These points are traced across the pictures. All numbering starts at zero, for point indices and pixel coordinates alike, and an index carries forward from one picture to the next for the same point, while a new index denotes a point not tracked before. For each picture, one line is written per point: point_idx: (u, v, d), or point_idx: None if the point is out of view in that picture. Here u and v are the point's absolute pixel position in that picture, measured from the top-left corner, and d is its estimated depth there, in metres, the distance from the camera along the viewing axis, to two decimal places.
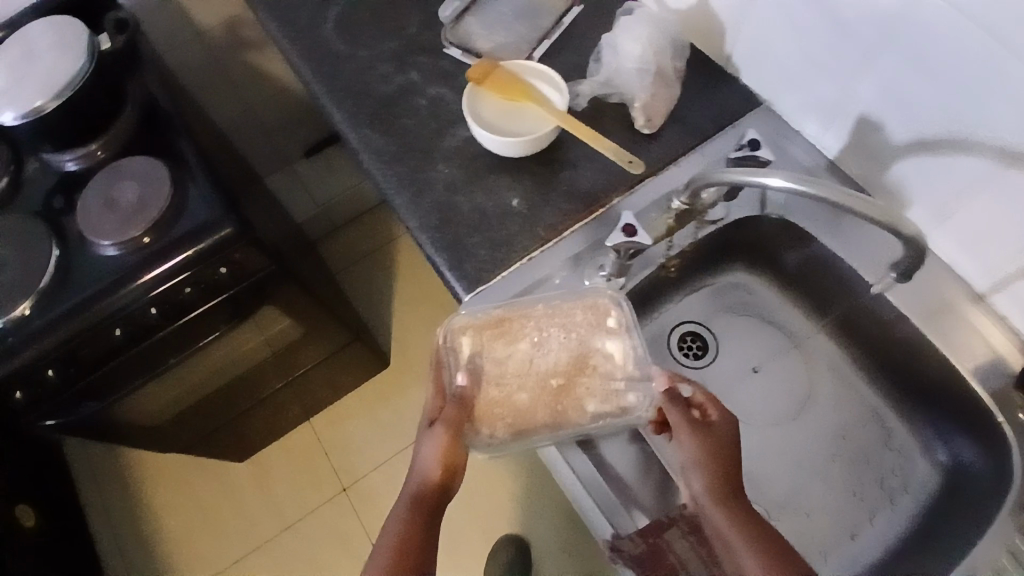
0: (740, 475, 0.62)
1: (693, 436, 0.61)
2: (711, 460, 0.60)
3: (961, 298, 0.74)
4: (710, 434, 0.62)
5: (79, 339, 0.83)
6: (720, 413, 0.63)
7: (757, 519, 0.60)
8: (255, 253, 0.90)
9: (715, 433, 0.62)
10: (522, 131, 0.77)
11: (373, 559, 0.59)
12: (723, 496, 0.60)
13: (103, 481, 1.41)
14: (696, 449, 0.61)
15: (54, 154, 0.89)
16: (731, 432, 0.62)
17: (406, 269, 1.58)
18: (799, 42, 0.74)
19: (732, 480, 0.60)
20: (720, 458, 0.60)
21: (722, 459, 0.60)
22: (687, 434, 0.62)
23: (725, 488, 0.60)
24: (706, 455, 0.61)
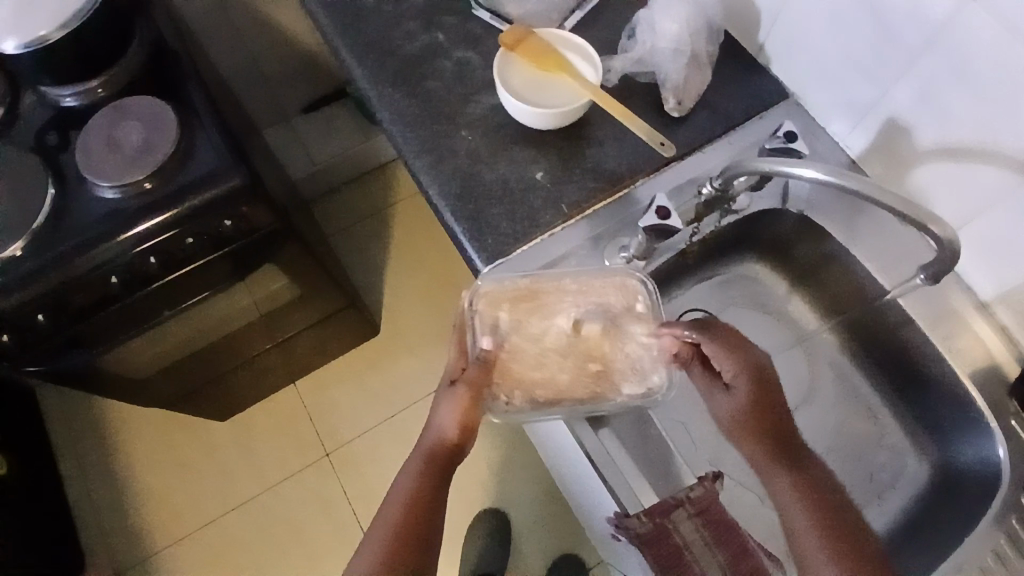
0: (774, 419, 0.63)
1: (716, 392, 0.64)
2: (740, 410, 0.63)
3: (964, 304, 0.75)
4: (730, 386, 0.63)
5: (74, 285, 0.80)
6: (733, 361, 0.63)
7: (794, 465, 0.62)
8: (261, 208, 0.87)
9: (733, 385, 0.63)
10: (551, 104, 0.76)
11: (385, 509, 0.61)
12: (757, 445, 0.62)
13: (78, 430, 1.38)
14: (723, 402, 0.64)
15: (53, 89, 0.85)
16: (749, 380, 0.62)
17: (401, 236, 1.55)
18: (838, 38, 0.73)
19: (760, 431, 0.62)
20: (746, 408, 0.62)
21: (750, 410, 0.62)
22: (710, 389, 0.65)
23: (758, 438, 0.62)
24: (733, 407, 0.63)
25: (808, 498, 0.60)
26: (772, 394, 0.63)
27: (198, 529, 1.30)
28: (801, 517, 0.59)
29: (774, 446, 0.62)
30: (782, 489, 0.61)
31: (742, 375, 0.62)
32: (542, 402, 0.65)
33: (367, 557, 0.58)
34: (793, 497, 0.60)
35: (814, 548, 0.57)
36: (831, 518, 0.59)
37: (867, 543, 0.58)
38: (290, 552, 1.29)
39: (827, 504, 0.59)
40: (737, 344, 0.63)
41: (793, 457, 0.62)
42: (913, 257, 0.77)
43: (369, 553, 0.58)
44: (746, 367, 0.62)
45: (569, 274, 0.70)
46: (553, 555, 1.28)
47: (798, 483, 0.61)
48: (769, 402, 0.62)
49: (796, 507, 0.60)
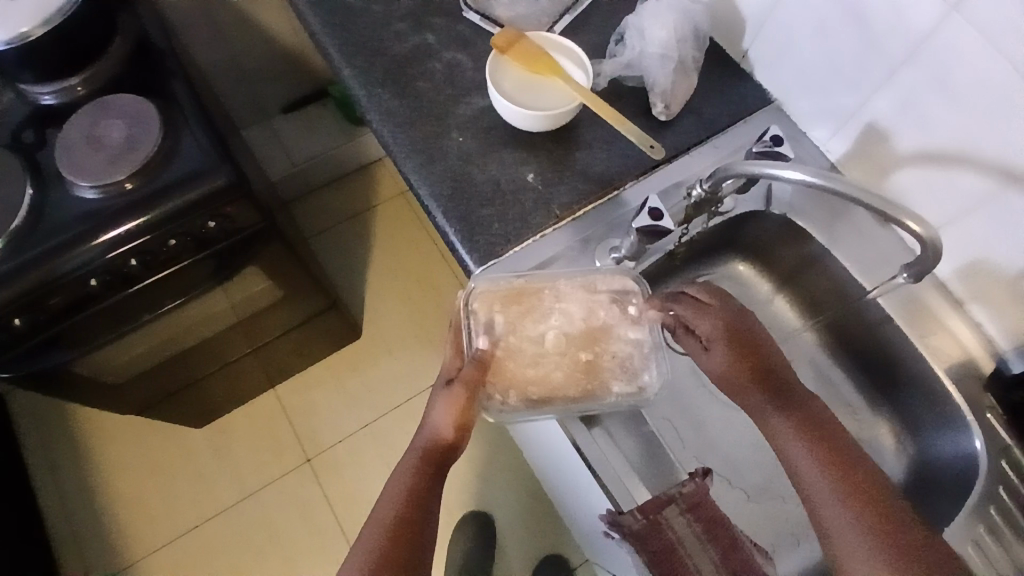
0: (757, 371, 0.65)
1: (700, 353, 0.67)
2: (727, 364, 0.65)
3: (940, 303, 0.78)
4: (711, 344, 0.66)
5: (52, 287, 0.77)
6: (708, 323, 0.66)
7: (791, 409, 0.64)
8: (247, 208, 0.86)
9: (711, 342, 0.66)
10: (542, 106, 0.77)
11: (378, 509, 0.61)
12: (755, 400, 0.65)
13: (48, 437, 1.34)
14: (708, 359, 0.66)
15: (31, 85, 0.83)
16: (725, 337, 0.65)
17: (383, 238, 1.54)
18: (821, 47, 0.76)
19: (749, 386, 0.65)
20: (731, 360, 0.65)
21: (734, 363, 0.64)
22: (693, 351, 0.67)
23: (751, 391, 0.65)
24: (719, 364, 0.65)
25: (805, 436, 0.62)
26: (752, 342, 0.66)
27: (175, 538, 1.27)
28: (802, 454, 0.61)
29: (764, 391, 0.65)
30: (780, 431, 0.63)
31: (718, 332, 0.65)
32: (536, 399, 0.66)
33: (359, 557, 0.57)
34: (791, 437, 0.62)
35: (819, 482, 0.60)
36: (830, 450, 0.61)
37: (866, 467, 0.60)
38: (271, 558, 1.26)
39: (823, 437, 0.62)
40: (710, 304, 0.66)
41: (783, 397, 0.65)
42: (891, 258, 0.80)
43: (362, 553, 0.57)
44: (718, 322, 0.65)
45: (560, 275, 0.71)
46: (538, 557, 1.28)
47: (794, 422, 0.63)
48: (750, 350, 0.65)
49: (796, 446, 0.62)
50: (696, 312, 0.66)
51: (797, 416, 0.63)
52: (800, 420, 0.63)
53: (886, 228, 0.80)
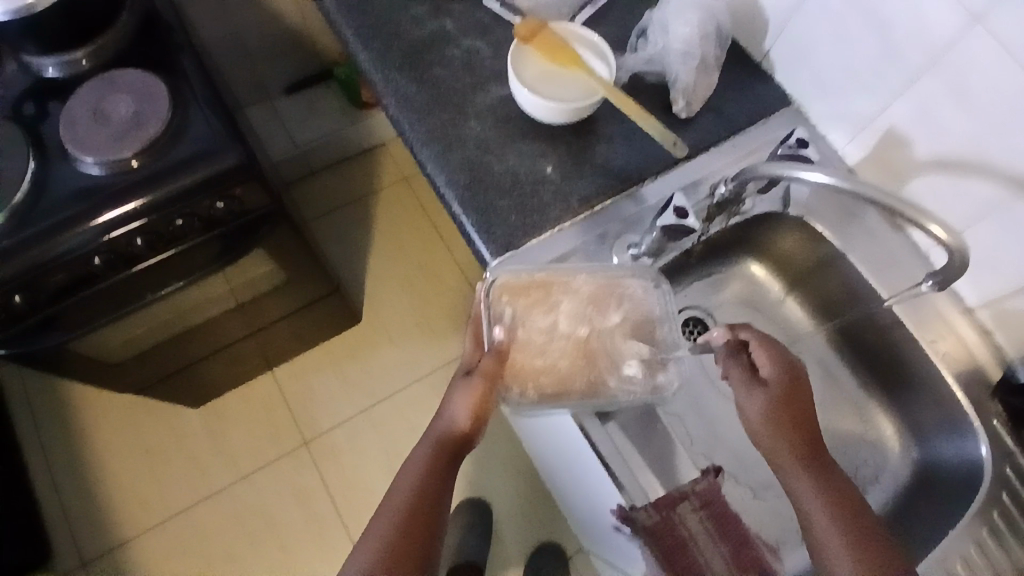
0: (808, 426, 0.63)
1: (752, 390, 0.65)
2: (774, 411, 0.63)
3: (950, 308, 0.78)
4: (767, 386, 0.65)
5: (54, 265, 0.75)
6: (769, 363, 0.65)
7: (826, 471, 0.62)
8: (256, 189, 0.84)
9: (769, 386, 0.65)
10: (564, 98, 0.76)
11: (389, 499, 0.60)
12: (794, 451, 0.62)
13: (40, 416, 1.32)
14: (757, 403, 0.64)
15: (35, 57, 0.80)
16: (784, 380, 0.64)
17: (385, 223, 1.52)
18: (842, 50, 0.75)
19: (793, 436, 0.62)
20: (780, 408, 0.63)
21: (785, 412, 0.63)
22: (744, 389, 0.66)
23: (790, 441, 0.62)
24: (766, 409, 0.64)
25: (833, 507, 0.59)
26: (804, 398, 0.64)
27: (168, 520, 1.26)
28: (826, 524, 0.58)
29: (801, 449, 0.62)
30: (807, 495, 0.60)
31: (777, 374, 0.65)
32: (551, 394, 0.65)
33: (372, 545, 0.56)
34: (818, 505, 0.60)
35: (838, 554, 0.57)
36: (857, 526, 0.58)
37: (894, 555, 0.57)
38: (264, 545, 1.26)
39: (853, 514, 0.59)
40: (772, 348, 0.66)
41: (820, 463, 0.62)
42: (904, 262, 0.80)
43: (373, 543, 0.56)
44: (781, 366, 0.65)
45: (578, 270, 0.71)
46: (533, 549, 1.29)
47: (822, 489, 0.60)
48: (801, 405, 0.64)
49: (820, 514, 0.59)
50: (762, 350, 0.66)
51: (828, 486, 0.61)
52: (831, 489, 0.60)
53: (899, 231, 0.81)
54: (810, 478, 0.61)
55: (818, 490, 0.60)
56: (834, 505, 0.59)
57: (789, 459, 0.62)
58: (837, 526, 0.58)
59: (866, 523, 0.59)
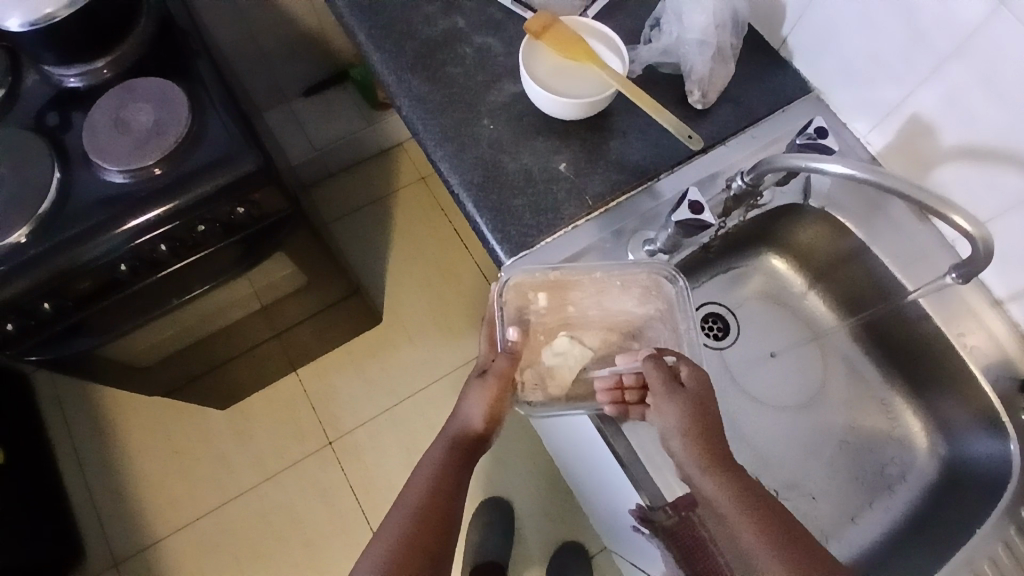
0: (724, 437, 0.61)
1: (673, 397, 0.60)
2: (690, 419, 0.60)
3: (978, 301, 0.76)
4: (687, 392, 0.61)
5: (80, 273, 0.77)
6: (689, 371, 0.62)
7: (746, 480, 0.58)
8: (275, 194, 0.85)
9: (688, 390, 0.61)
10: (577, 93, 0.75)
11: (404, 493, 0.58)
12: (714, 464, 0.59)
13: (74, 417, 1.36)
14: (675, 411, 0.60)
15: (55, 68, 0.82)
16: (702, 389, 0.61)
17: (404, 223, 1.53)
18: (865, 36, 0.73)
19: (715, 447, 0.59)
20: (694, 416, 0.60)
21: (698, 422, 0.60)
22: (666, 397, 0.61)
23: (708, 451, 0.59)
24: (681, 416, 0.60)
25: (747, 510, 0.56)
26: (711, 407, 0.61)
27: (198, 519, 1.29)
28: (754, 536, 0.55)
29: (711, 455, 0.59)
30: (718, 498, 0.57)
31: (694, 382, 0.61)
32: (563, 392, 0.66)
33: (388, 535, 0.55)
34: (740, 515, 0.56)
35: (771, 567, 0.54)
36: (786, 534, 0.55)
37: (817, 551, 0.55)
38: (289, 542, 1.27)
39: (767, 513, 0.56)
40: (689, 359, 0.63)
41: (730, 465, 0.59)
42: (932, 255, 0.77)
43: (390, 532, 0.55)
44: (700, 375, 0.62)
45: (594, 267, 0.70)
46: (553, 548, 1.28)
47: (745, 500, 0.57)
48: (712, 415, 0.61)
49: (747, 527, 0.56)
50: (682, 360, 0.63)
51: (738, 485, 0.58)
52: (745, 491, 0.57)
53: (925, 222, 0.78)
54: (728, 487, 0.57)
55: (730, 492, 0.57)
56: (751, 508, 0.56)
57: (696, 464, 0.59)
58: (758, 530, 0.55)
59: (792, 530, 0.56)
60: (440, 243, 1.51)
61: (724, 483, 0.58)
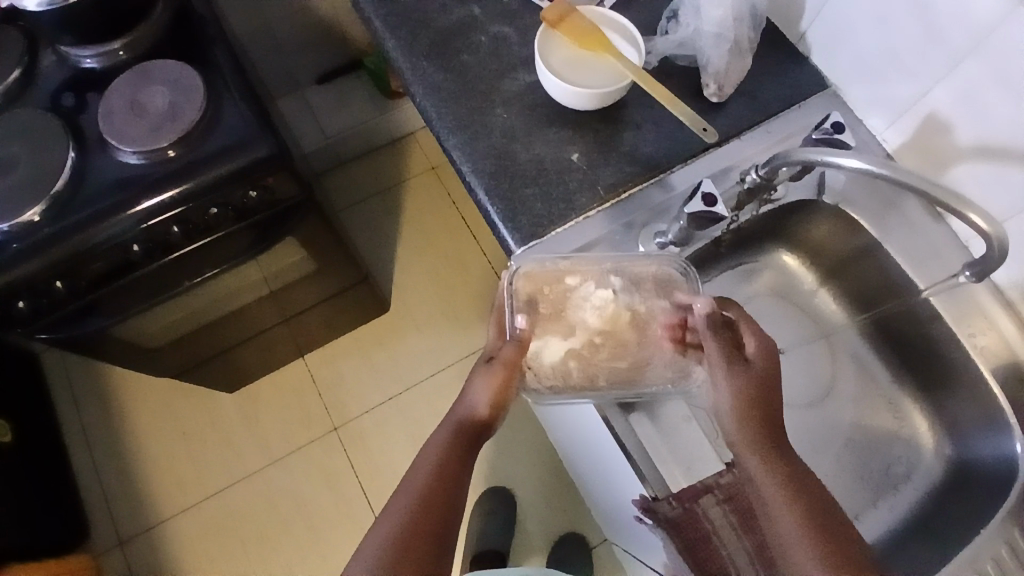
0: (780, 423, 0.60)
1: (735, 368, 0.60)
2: (745, 398, 0.59)
3: (991, 301, 0.75)
4: (750, 369, 0.60)
5: (92, 253, 0.78)
6: (755, 346, 0.62)
7: (796, 467, 0.57)
8: (288, 178, 0.86)
9: (753, 367, 0.61)
10: (592, 84, 0.74)
11: (410, 476, 0.58)
12: (761, 447, 0.58)
13: (83, 397, 1.37)
14: (732, 385, 0.60)
15: (74, 49, 0.83)
16: (766, 369, 0.61)
17: (414, 212, 1.53)
18: (883, 33, 0.72)
19: (768, 430, 0.59)
20: (753, 395, 0.59)
21: (756, 401, 0.59)
22: (726, 368, 0.61)
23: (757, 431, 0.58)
24: (738, 391, 0.60)
25: (794, 500, 0.55)
26: (776, 389, 0.60)
27: (204, 500, 1.30)
28: (792, 524, 0.54)
29: (762, 439, 0.58)
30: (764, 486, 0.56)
31: (760, 359, 0.61)
32: (572, 383, 0.66)
33: (392, 515, 0.55)
34: (782, 503, 0.55)
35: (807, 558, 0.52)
36: (825, 527, 0.53)
37: (863, 555, 0.53)
38: (294, 525, 1.29)
39: (814, 508, 0.55)
40: (756, 329, 0.63)
41: (783, 455, 0.58)
42: (944, 254, 0.77)
43: (395, 512, 0.55)
44: (768, 352, 0.61)
45: (605, 258, 0.70)
46: (555, 538, 1.29)
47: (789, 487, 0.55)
48: (775, 396, 0.60)
49: (786, 514, 0.54)
50: (748, 328, 0.62)
51: (789, 475, 0.56)
52: (792, 479, 0.56)
53: (939, 220, 0.78)
54: (774, 471, 0.56)
55: (779, 481, 0.56)
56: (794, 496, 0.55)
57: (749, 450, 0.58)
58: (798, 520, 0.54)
59: (831, 525, 0.54)
60: (451, 233, 1.51)
61: (775, 474, 0.56)
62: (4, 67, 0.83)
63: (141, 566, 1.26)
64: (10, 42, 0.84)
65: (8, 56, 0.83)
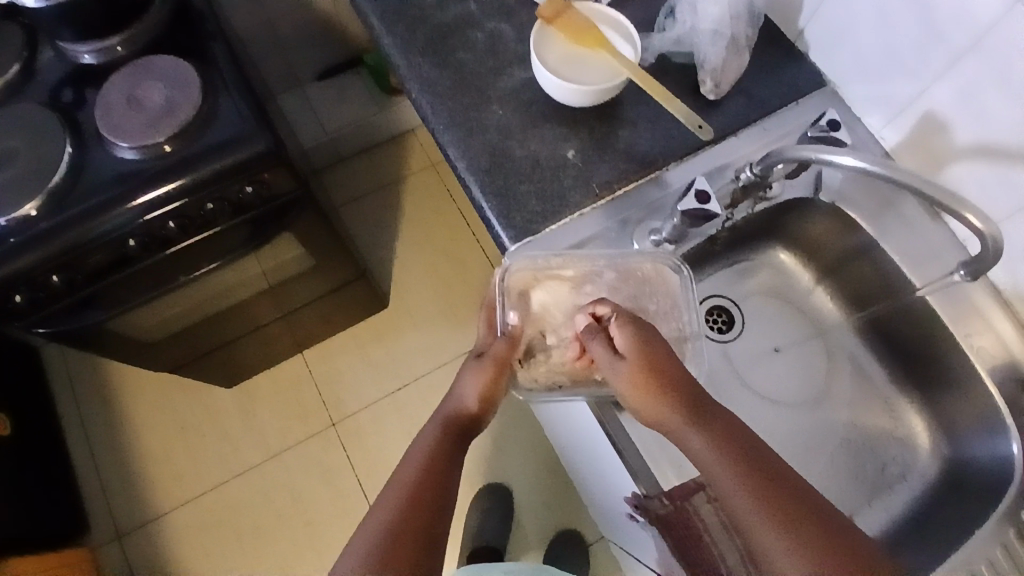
0: (677, 372, 0.59)
1: (614, 368, 0.60)
2: (633, 378, 0.59)
3: (987, 301, 0.74)
4: (626, 362, 0.60)
5: (89, 247, 0.78)
6: (621, 332, 0.62)
7: (695, 394, 0.58)
8: (284, 174, 0.85)
9: (626, 359, 0.60)
10: (587, 80, 0.74)
11: (400, 469, 0.58)
12: (655, 394, 0.58)
13: (83, 391, 1.38)
14: (618, 381, 0.60)
15: (71, 45, 0.83)
16: (639, 346, 0.60)
17: (413, 209, 1.53)
18: (882, 32, 0.72)
19: (659, 381, 0.58)
20: (640, 381, 0.59)
21: (647, 384, 0.58)
22: (609, 371, 0.61)
23: (644, 384, 0.58)
24: (626, 378, 0.59)
25: (701, 421, 0.56)
26: (670, 361, 0.60)
27: (202, 494, 1.30)
28: (700, 444, 0.55)
29: (656, 387, 0.58)
30: (707, 458, 0.54)
31: (632, 348, 0.60)
32: (567, 380, 0.67)
33: (383, 509, 0.54)
34: (690, 428, 0.56)
35: (722, 471, 0.53)
36: (731, 439, 0.54)
37: (768, 456, 0.53)
38: (291, 519, 1.29)
39: (719, 423, 0.56)
40: (626, 319, 0.62)
41: (682, 383, 0.58)
42: (941, 253, 0.76)
43: (386, 506, 0.54)
44: (636, 335, 0.61)
45: (598, 254, 0.71)
46: (550, 535, 1.29)
47: (692, 414, 0.56)
48: (661, 368, 0.59)
49: (694, 437, 0.55)
50: (616, 322, 0.62)
51: (692, 405, 0.57)
52: (696, 404, 0.57)
53: (938, 220, 0.77)
54: (675, 402, 0.57)
55: (684, 407, 0.57)
56: (699, 418, 0.56)
57: (714, 465, 0.53)
58: (707, 438, 0.55)
59: (737, 435, 0.55)
60: (451, 231, 1.51)
61: (677, 404, 0.57)
62: (3, 61, 0.83)
63: (139, 560, 1.26)
64: (11, 37, 0.84)
65: (10, 51, 0.83)
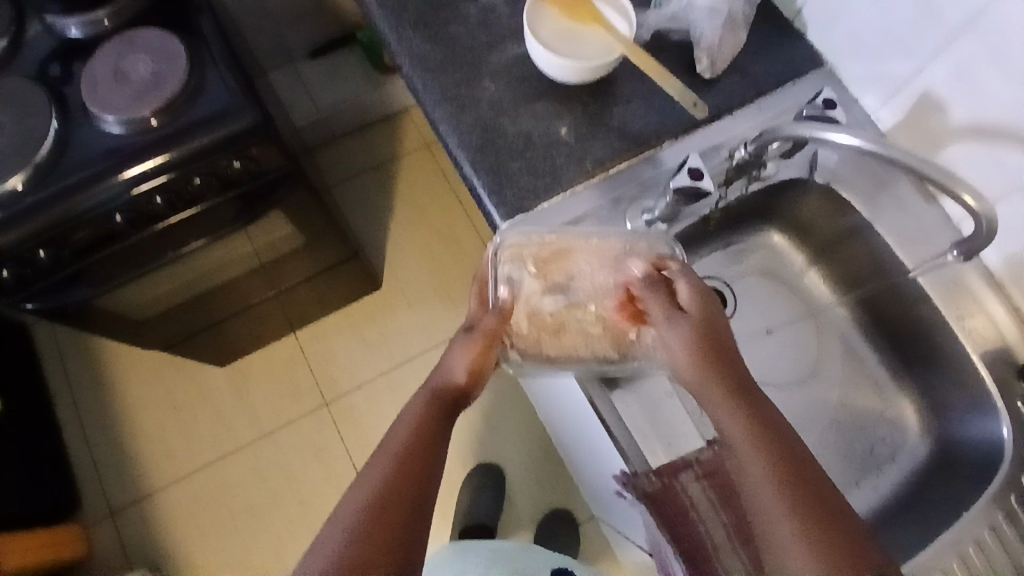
0: (727, 343, 0.59)
1: (674, 321, 0.60)
2: (688, 337, 0.58)
3: (979, 283, 0.74)
4: (689, 317, 0.60)
5: (75, 221, 0.77)
6: (687, 290, 0.61)
7: (736, 369, 0.57)
8: (272, 150, 0.84)
9: (691, 314, 0.60)
10: (580, 54, 0.73)
11: (386, 444, 0.57)
12: (701, 359, 0.57)
13: (75, 370, 1.37)
14: (675, 334, 0.59)
15: (56, 16, 0.81)
16: (702, 306, 0.60)
17: (407, 188, 1.52)
18: (880, 10, 0.71)
19: (712, 346, 0.58)
20: (697, 340, 0.58)
21: (704, 343, 0.58)
22: (668, 321, 0.60)
23: (698, 349, 0.58)
24: (682, 334, 0.59)
25: (733, 396, 0.55)
26: (725, 330, 0.59)
27: (195, 472, 1.31)
28: (732, 420, 0.54)
29: (703, 354, 0.57)
30: (736, 435, 0.53)
31: (697, 302, 0.60)
32: (555, 356, 0.68)
33: (369, 483, 0.54)
34: (723, 404, 0.55)
35: (748, 450, 0.52)
36: (762, 420, 0.53)
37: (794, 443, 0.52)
38: (284, 499, 1.29)
39: (753, 402, 0.55)
40: (691, 274, 0.63)
41: (726, 359, 0.57)
42: (934, 234, 0.76)
43: (372, 479, 0.54)
44: (701, 295, 0.61)
45: (592, 231, 0.69)
46: (542, 514, 1.30)
47: (727, 387, 0.56)
48: (722, 332, 0.59)
49: (728, 412, 0.54)
50: (682, 276, 0.62)
51: (729, 380, 0.56)
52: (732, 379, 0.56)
53: (932, 203, 0.77)
54: (714, 373, 0.56)
55: (720, 380, 0.56)
56: (733, 393, 0.55)
57: (746, 446, 0.52)
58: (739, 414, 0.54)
59: (768, 417, 0.53)
60: (444, 211, 1.50)
61: (714, 376, 0.56)
62: None
63: (132, 537, 1.27)
64: None
65: None
